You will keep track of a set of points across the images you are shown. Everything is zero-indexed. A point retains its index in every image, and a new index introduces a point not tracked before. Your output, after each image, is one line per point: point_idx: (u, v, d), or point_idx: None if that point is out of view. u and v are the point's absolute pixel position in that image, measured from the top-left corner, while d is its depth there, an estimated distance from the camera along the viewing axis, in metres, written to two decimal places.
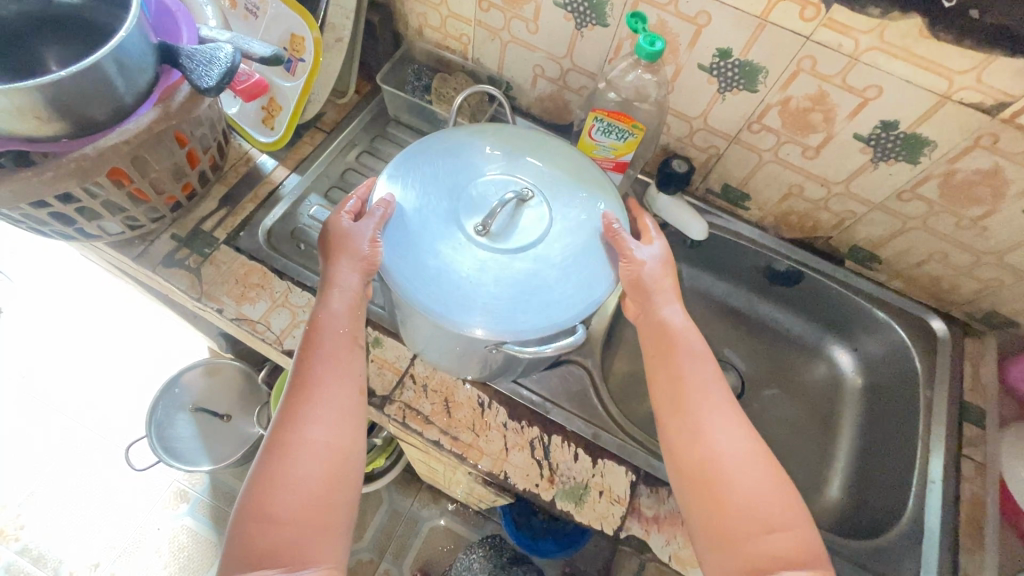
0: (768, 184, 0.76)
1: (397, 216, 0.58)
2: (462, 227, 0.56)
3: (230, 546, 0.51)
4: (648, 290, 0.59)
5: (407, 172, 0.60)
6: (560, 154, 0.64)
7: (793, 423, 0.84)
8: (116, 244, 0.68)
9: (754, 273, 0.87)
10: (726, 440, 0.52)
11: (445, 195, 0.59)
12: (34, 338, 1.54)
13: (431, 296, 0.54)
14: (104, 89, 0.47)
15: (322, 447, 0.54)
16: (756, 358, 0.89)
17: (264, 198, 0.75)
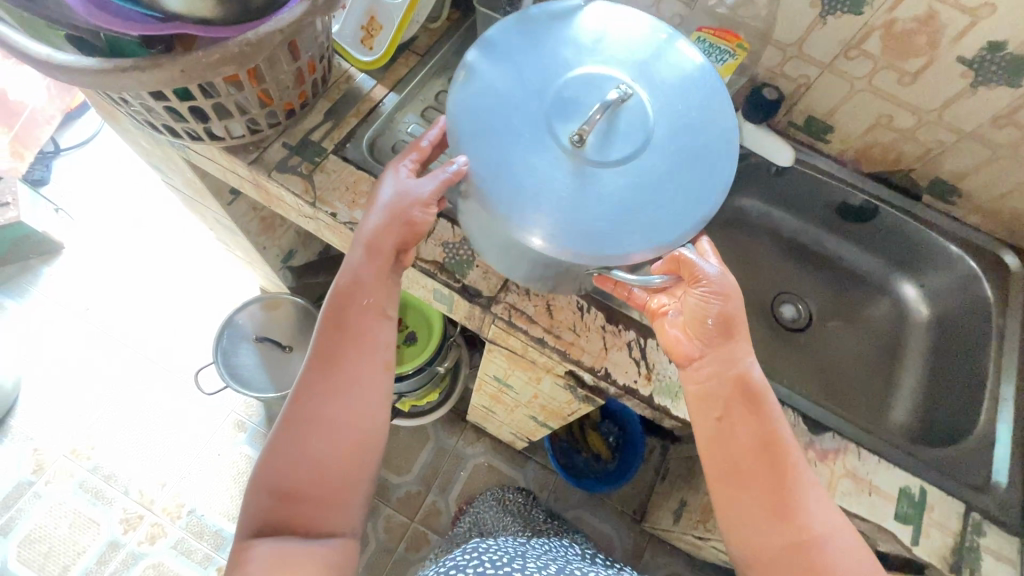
0: (855, 115, 0.78)
1: (478, 126, 0.53)
2: (551, 133, 0.52)
3: (257, 505, 0.57)
4: (718, 334, 0.57)
5: (486, 79, 0.54)
6: (653, 44, 0.56)
7: (859, 352, 0.87)
8: (233, 149, 0.71)
9: (827, 209, 0.89)
10: (813, 520, 0.55)
11: (530, 96, 0.53)
12: (100, 273, 1.61)
13: (525, 214, 0.51)
14: None
15: (347, 424, 0.59)
16: (824, 293, 0.92)
17: (366, 113, 0.77)
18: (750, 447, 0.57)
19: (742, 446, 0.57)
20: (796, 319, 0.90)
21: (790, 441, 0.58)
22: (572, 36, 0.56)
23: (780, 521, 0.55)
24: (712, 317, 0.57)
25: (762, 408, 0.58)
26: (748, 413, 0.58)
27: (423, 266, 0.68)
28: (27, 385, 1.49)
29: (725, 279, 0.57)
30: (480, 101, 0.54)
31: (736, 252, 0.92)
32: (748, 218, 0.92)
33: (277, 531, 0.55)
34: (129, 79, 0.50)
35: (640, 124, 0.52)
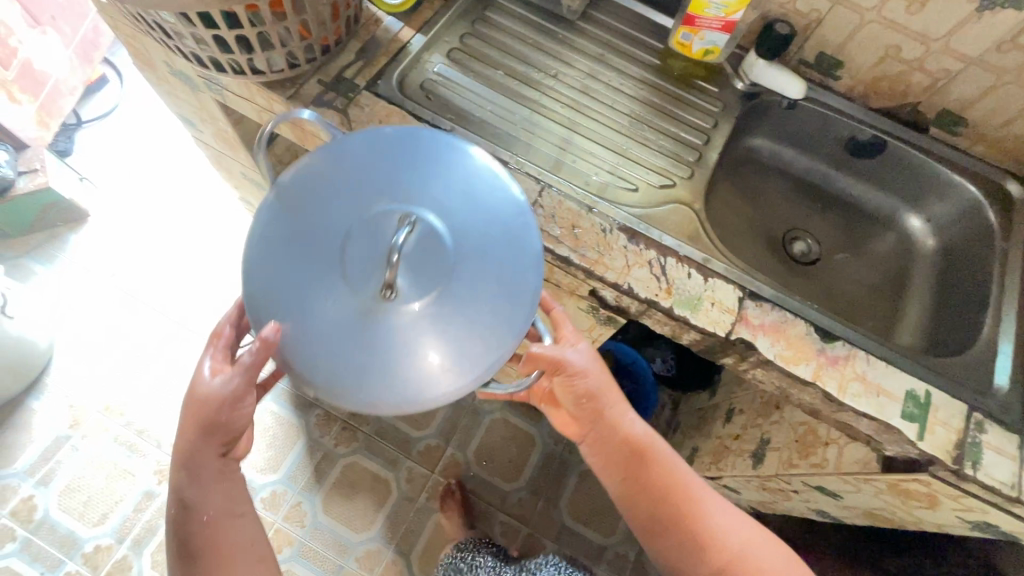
0: (864, 49, 0.81)
1: (280, 304, 0.52)
2: (349, 278, 0.51)
3: None
4: (593, 415, 0.69)
5: (273, 276, 0.53)
6: (407, 155, 0.56)
7: (866, 282, 0.91)
8: (272, 84, 0.75)
9: (834, 145, 0.92)
10: (734, 531, 0.69)
11: (312, 248, 0.52)
12: (125, 240, 1.66)
13: (366, 375, 0.52)
14: None
15: None
16: (831, 229, 0.95)
17: (395, 53, 0.81)
18: (661, 494, 0.70)
19: (656, 496, 0.70)
20: (807, 254, 0.93)
21: (688, 477, 0.72)
22: (337, 175, 0.55)
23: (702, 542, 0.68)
24: (579, 392, 0.67)
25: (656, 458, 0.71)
26: (649, 464, 0.71)
27: None
28: (60, 346, 1.54)
29: (585, 355, 0.65)
30: (269, 274, 0.53)
31: (749, 190, 0.95)
32: (761, 157, 0.95)
33: None
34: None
35: (435, 244, 0.51)
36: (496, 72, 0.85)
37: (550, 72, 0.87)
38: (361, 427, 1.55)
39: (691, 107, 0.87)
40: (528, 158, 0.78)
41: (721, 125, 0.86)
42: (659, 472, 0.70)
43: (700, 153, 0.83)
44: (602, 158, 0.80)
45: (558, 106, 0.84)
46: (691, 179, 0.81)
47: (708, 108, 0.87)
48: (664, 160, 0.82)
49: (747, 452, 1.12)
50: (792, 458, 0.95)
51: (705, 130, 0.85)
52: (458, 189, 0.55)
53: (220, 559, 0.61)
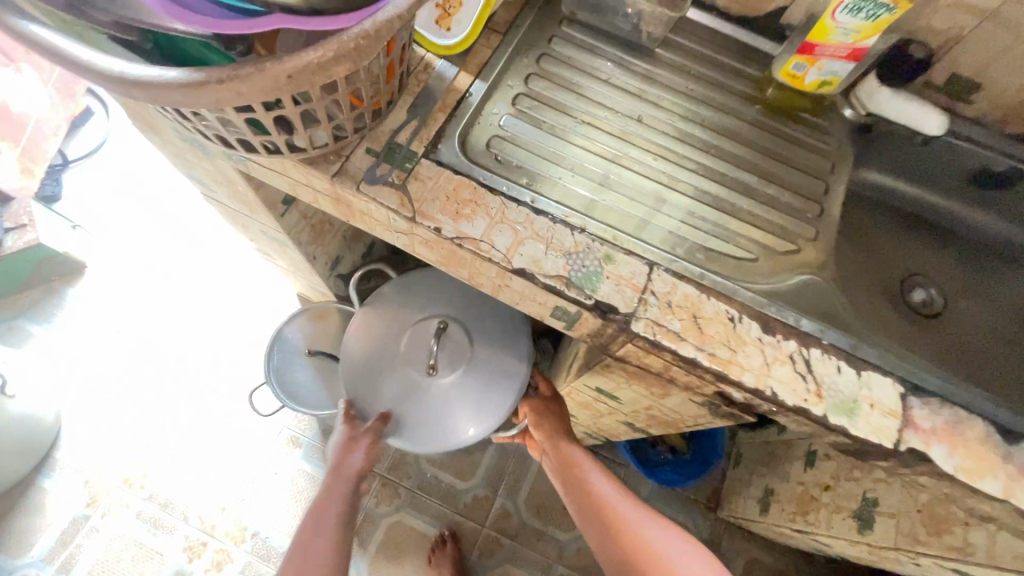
0: (1012, 70, 0.68)
1: (371, 377, 0.93)
2: (410, 367, 0.92)
3: None
4: (550, 431, 0.95)
5: (366, 361, 0.93)
6: (448, 287, 0.97)
7: (1004, 334, 0.77)
8: (313, 160, 0.61)
9: (957, 177, 0.79)
10: (654, 534, 0.79)
11: (388, 353, 0.93)
12: (128, 292, 1.52)
13: (425, 417, 0.91)
14: None
15: None
16: (951, 270, 0.83)
17: (453, 107, 0.67)
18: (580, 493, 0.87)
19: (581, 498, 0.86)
20: (930, 303, 0.80)
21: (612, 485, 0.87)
22: (403, 302, 0.96)
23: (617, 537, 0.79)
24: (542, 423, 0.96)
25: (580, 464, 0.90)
26: (578, 469, 0.89)
27: (551, 285, 0.60)
28: (66, 416, 1.41)
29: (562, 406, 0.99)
30: (363, 362, 0.93)
31: (859, 232, 0.82)
32: (868, 194, 0.82)
33: None
34: (228, 90, 0.41)
35: (462, 341, 0.92)
36: (572, 120, 0.71)
37: (633, 115, 0.73)
38: (402, 482, 1.44)
39: (802, 147, 0.73)
40: (625, 230, 0.65)
41: (838, 168, 0.73)
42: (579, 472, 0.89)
43: (820, 206, 0.70)
44: (707, 220, 0.67)
45: (648, 157, 0.70)
46: (815, 239, 0.68)
47: (821, 147, 0.74)
48: (781, 218, 0.69)
49: (846, 510, 1.01)
50: (917, 532, 0.84)
51: (821, 174, 0.72)
52: (479, 305, 0.97)
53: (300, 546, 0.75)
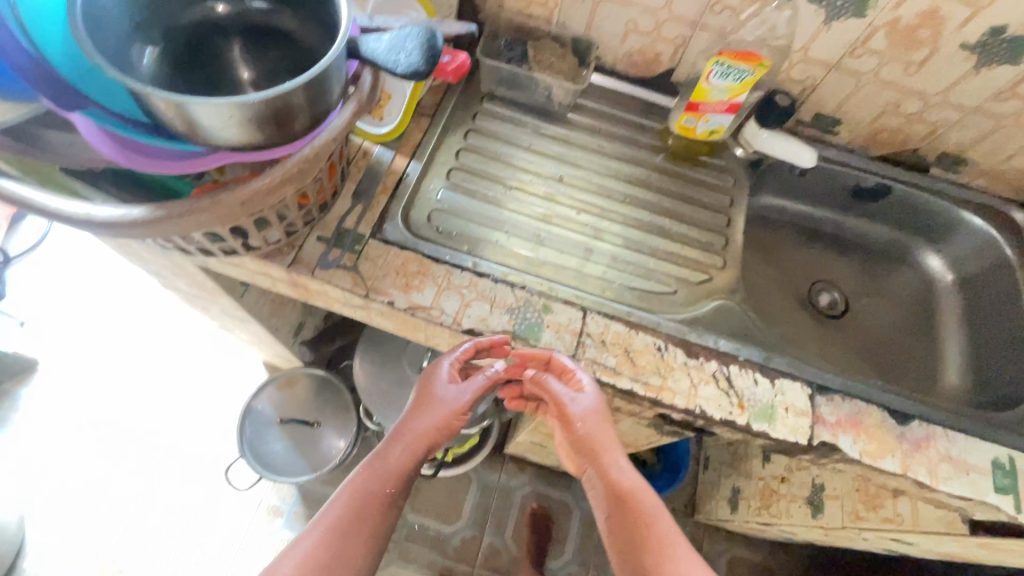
0: (862, 107, 0.80)
1: (372, 379, 1.07)
2: (405, 370, 1.08)
3: (363, 488, 0.70)
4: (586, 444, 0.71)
5: (369, 365, 1.08)
6: None
7: (895, 322, 0.90)
8: (269, 253, 0.67)
9: (841, 194, 0.92)
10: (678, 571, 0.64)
11: (385, 360, 1.09)
12: (88, 381, 1.50)
13: None
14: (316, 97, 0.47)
15: (381, 488, 0.70)
16: (850, 272, 0.95)
17: (393, 188, 0.75)
18: (628, 517, 0.70)
19: (638, 555, 0.66)
20: (833, 305, 0.92)
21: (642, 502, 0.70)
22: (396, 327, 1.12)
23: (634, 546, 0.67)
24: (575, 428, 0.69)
25: (643, 515, 0.69)
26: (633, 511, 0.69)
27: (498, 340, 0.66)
28: (31, 520, 1.36)
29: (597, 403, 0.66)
30: (365, 368, 1.08)
31: (766, 249, 0.93)
32: (771, 216, 0.94)
33: (349, 490, 0.70)
34: (188, 221, 0.47)
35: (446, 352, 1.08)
36: (501, 185, 0.80)
37: (555, 176, 0.82)
38: (389, 535, 1.45)
39: (704, 186, 0.84)
40: (560, 281, 0.73)
41: (737, 202, 0.84)
42: (642, 528, 0.68)
43: (725, 237, 0.81)
44: (630, 261, 0.76)
45: (573, 211, 0.79)
46: (723, 267, 0.78)
47: (720, 184, 0.85)
48: (692, 252, 0.78)
49: (801, 498, 1.09)
50: (858, 510, 0.94)
51: (723, 208, 0.83)
52: None
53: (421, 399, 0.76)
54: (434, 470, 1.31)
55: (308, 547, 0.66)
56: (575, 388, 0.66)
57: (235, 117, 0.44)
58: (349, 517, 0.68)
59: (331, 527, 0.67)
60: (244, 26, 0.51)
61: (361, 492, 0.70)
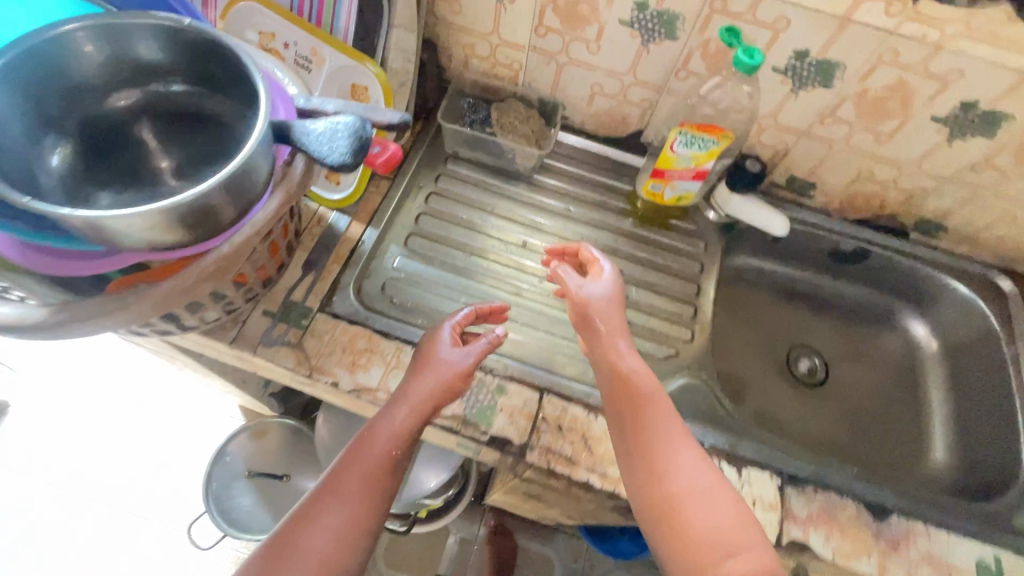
0: (835, 172, 0.78)
1: (338, 439, 1.03)
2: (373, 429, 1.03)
3: (364, 449, 0.58)
4: (587, 325, 0.65)
5: (336, 424, 1.04)
6: None
7: (878, 390, 0.86)
8: (209, 330, 0.64)
9: (819, 256, 0.88)
10: (690, 477, 0.55)
11: (352, 419, 1.05)
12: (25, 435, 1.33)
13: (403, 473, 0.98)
14: (239, 195, 0.45)
15: (382, 452, 0.58)
16: (831, 335, 0.91)
17: (347, 257, 0.72)
18: (642, 435, 0.57)
19: (645, 468, 0.56)
20: (812, 372, 0.88)
21: (654, 396, 0.60)
22: None
23: (642, 443, 0.57)
24: (581, 308, 0.66)
25: (654, 420, 0.58)
26: (637, 406, 0.59)
27: (447, 425, 0.63)
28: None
29: (615, 292, 0.66)
30: (331, 427, 1.04)
31: (743, 311, 0.90)
32: (747, 277, 0.91)
33: (349, 452, 0.59)
34: (96, 326, 0.44)
35: None
36: (462, 252, 0.77)
37: (519, 242, 0.79)
38: None
39: (673, 252, 0.81)
40: (518, 358, 0.70)
41: (707, 268, 0.81)
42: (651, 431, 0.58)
43: (695, 307, 0.77)
44: None
45: (537, 279, 0.77)
46: (691, 340, 0.75)
47: (689, 250, 0.82)
48: (660, 325, 0.75)
49: None
50: None
51: (692, 275, 0.80)
52: None
53: (423, 356, 0.61)
54: (407, 527, 1.26)
55: (307, 515, 0.56)
56: (596, 277, 0.68)
57: (151, 225, 0.41)
58: (348, 478, 0.57)
59: (330, 490, 0.57)
60: (165, 109, 0.49)
61: (361, 455, 0.58)
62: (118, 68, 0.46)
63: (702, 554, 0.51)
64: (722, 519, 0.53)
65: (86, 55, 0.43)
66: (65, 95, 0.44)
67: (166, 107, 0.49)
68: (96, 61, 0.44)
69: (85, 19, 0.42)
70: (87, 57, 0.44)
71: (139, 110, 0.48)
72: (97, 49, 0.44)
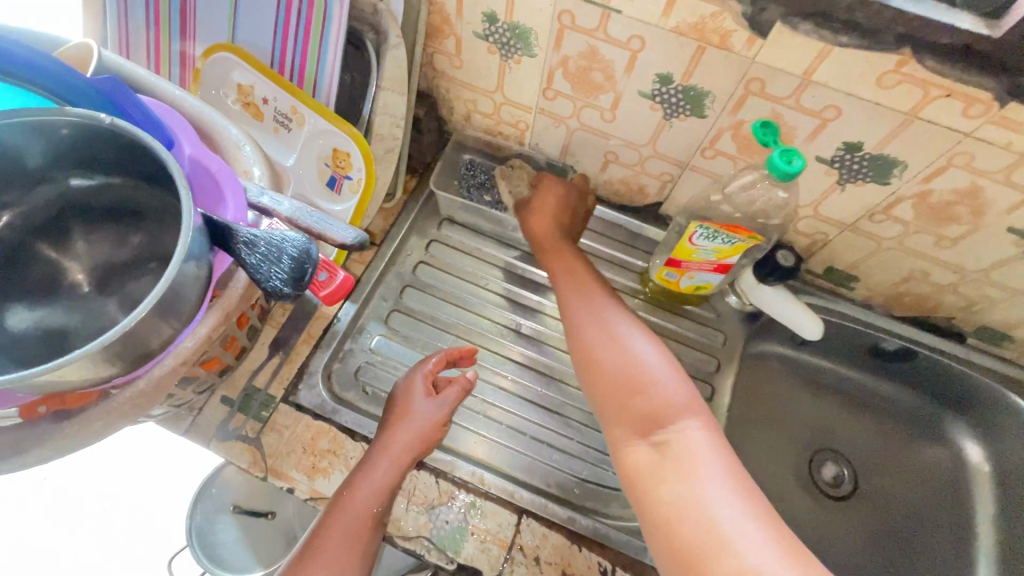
0: (883, 269, 0.67)
1: None
2: None
3: (345, 508, 0.52)
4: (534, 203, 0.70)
5: None
6: None
7: (915, 511, 0.76)
8: (160, 420, 0.58)
9: (856, 351, 0.78)
10: (618, 328, 0.57)
11: None
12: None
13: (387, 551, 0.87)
14: (164, 330, 0.38)
15: (365, 503, 0.52)
16: (864, 438, 0.80)
17: (319, 337, 0.65)
18: (574, 292, 0.62)
19: (575, 318, 0.60)
20: (837, 482, 0.78)
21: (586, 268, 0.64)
22: None
23: (570, 300, 0.62)
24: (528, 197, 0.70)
25: (587, 282, 0.63)
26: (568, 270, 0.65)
27: (410, 548, 0.56)
28: None
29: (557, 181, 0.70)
30: None
31: (766, 405, 0.80)
32: (773, 366, 0.81)
33: (331, 508, 0.53)
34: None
35: None
36: (450, 335, 0.70)
37: (513, 325, 0.72)
38: None
39: (686, 346, 0.73)
40: (496, 464, 0.63)
41: (723, 368, 0.72)
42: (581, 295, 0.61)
43: None
44: (586, 437, 0.67)
45: (529, 369, 0.70)
46: None
47: (706, 343, 0.73)
48: None
49: None
50: None
51: (705, 374, 0.72)
52: None
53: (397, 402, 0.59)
54: None
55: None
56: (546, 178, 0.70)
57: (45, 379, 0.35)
58: (330, 543, 0.50)
59: (309, 558, 0.49)
60: (85, 205, 0.43)
61: (342, 516, 0.52)
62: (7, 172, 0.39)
63: (618, 384, 0.52)
64: (645, 360, 0.53)
65: None
66: None
67: (85, 203, 0.42)
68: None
69: None
70: None
71: (54, 210, 0.42)
72: None
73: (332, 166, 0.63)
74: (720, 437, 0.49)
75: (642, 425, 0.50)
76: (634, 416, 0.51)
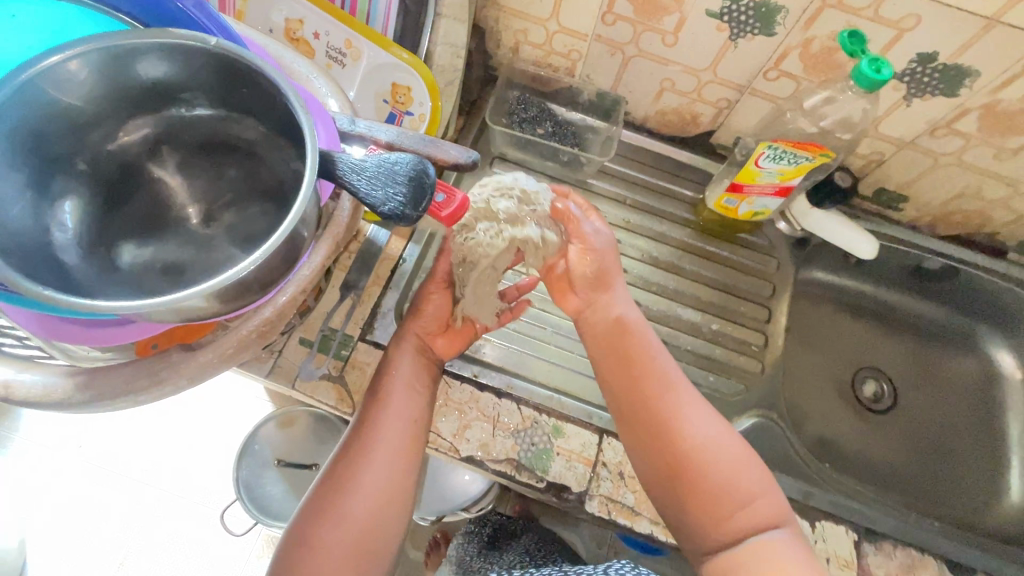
0: (935, 187, 0.69)
1: None
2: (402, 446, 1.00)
3: (371, 435, 0.54)
4: (592, 281, 0.61)
5: None
6: None
7: (952, 421, 0.80)
8: (243, 364, 0.58)
9: (897, 273, 0.80)
10: (701, 427, 0.54)
11: None
12: (25, 450, 1.10)
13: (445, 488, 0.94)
14: (289, 257, 0.38)
15: (396, 426, 0.54)
16: (904, 355, 0.84)
17: (387, 278, 0.66)
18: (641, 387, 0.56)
19: (648, 415, 0.55)
20: (879, 398, 0.81)
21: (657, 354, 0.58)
22: None
23: (644, 395, 0.56)
24: (584, 261, 0.60)
25: (660, 374, 0.57)
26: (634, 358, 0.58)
27: (499, 471, 0.58)
28: None
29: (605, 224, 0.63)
30: None
31: (810, 328, 0.82)
32: (816, 291, 0.83)
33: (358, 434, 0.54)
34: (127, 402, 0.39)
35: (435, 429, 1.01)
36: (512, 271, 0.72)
37: None
38: None
39: (741, 271, 0.75)
40: (570, 391, 0.66)
41: (778, 292, 0.75)
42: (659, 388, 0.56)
43: (764, 335, 0.73)
44: None
45: None
46: (760, 372, 0.71)
47: (761, 269, 0.76)
48: (727, 352, 0.71)
49: None
50: None
51: (761, 299, 0.74)
52: None
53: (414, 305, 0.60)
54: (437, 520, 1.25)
55: (330, 509, 0.51)
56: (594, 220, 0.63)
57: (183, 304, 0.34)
58: (366, 469, 0.53)
59: (345, 485, 0.52)
60: (182, 136, 0.42)
61: (372, 439, 0.54)
62: (118, 94, 0.38)
63: (711, 495, 0.51)
64: (735, 470, 0.52)
65: (71, 79, 0.35)
66: (68, 132, 0.37)
67: (183, 134, 0.42)
68: (85, 92, 0.37)
69: (80, 44, 0.34)
70: (78, 85, 0.36)
71: (153, 140, 0.41)
72: (90, 76, 0.36)
73: (392, 102, 0.62)
74: (795, 528, 0.52)
75: (732, 536, 0.51)
76: (726, 531, 0.51)
